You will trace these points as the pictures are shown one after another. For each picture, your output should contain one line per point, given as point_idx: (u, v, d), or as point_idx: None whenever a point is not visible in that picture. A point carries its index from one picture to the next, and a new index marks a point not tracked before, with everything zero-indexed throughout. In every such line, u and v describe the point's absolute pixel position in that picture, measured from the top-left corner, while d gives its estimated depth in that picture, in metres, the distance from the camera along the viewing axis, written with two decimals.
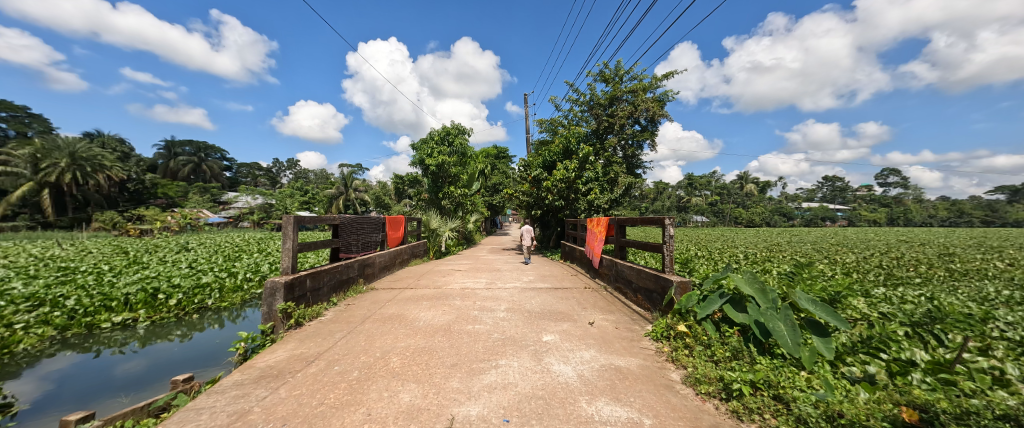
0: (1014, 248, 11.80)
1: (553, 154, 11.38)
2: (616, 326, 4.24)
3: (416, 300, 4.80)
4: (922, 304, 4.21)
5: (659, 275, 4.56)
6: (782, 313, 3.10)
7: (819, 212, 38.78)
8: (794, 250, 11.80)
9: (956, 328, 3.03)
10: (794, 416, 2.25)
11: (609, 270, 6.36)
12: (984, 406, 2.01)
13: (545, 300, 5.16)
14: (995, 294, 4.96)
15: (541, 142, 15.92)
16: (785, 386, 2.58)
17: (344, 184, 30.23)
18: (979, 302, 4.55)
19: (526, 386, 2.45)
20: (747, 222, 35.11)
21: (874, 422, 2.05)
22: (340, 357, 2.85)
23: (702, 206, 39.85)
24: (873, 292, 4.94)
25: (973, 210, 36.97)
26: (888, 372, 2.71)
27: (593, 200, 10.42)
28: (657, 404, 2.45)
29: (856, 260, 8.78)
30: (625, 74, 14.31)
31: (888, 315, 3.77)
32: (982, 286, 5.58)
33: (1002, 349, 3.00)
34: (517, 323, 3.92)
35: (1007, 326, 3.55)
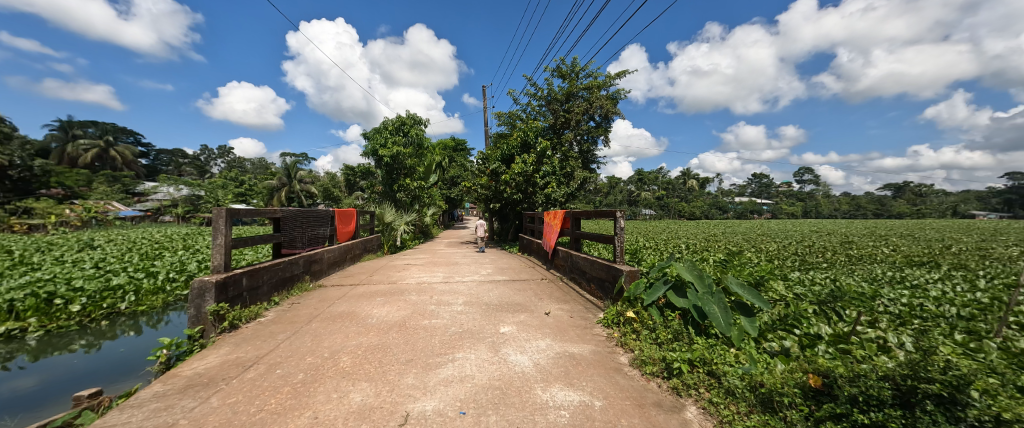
0: (896, 236, 14.04)
1: (512, 148, 11.42)
2: (571, 315, 4.39)
3: (369, 296, 4.61)
4: (828, 285, 4.85)
5: (611, 266, 4.78)
6: (716, 297, 3.39)
7: (750, 206, 42.74)
8: (728, 240, 12.97)
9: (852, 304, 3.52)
10: (724, 389, 2.51)
11: (564, 261, 6.54)
12: (872, 369, 2.35)
13: (502, 292, 5.19)
14: (881, 274, 5.86)
15: (499, 136, 15.84)
16: (718, 362, 2.84)
17: (287, 175, 28.09)
18: (870, 282, 5.34)
19: (483, 378, 2.46)
20: (690, 215, 38.03)
21: (788, 390, 2.32)
22: (283, 360, 2.67)
23: (650, 199, 42.17)
24: (790, 275, 5.60)
25: (870, 205, 42.90)
26: (799, 346, 3.10)
27: (550, 194, 10.59)
28: (607, 387, 2.58)
29: (778, 248, 9.85)
30: (581, 70, 14.59)
31: (801, 295, 4.29)
32: (872, 268, 6.57)
33: (886, 321, 3.53)
34: (475, 316, 3.90)
35: (890, 302, 4.21)
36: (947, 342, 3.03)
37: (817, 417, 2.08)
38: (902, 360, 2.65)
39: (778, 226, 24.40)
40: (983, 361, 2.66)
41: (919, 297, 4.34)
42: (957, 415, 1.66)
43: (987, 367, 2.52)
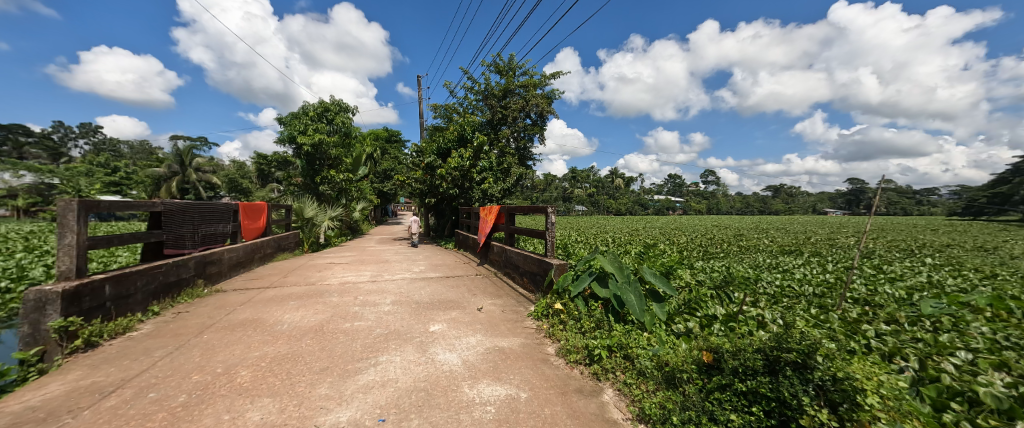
0: (777, 230, 16.71)
1: (448, 141, 11.13)
2: (504, 309, 4.45)
3: (281, 300, 4.17)
4: (725, 271, 5.61)
5: (542, 260, 4.94)
6: (633, 286, 3.71)
7: (666, 204, 47.38)
8: (647, 234, 14.24)
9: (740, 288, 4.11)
10: (637, 371, 2.78)
11: (499, 256, 6.58)
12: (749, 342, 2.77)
13: (435, 289, 5.06)
14: (763, 262, 6.95)
15: (434, 128, 15.35)
16: (632, 346, 3.11)
17: (180, 162, 24.01)
18: (755, 269, 6.30)
19: (407, 380, 2.38)
20: (617, 212, 40.87)
21: (687, 367, 2.64)
22: (161, 380, 2.29)
23: (582, 197, 44.25)
24: (696, 264, 6.37)
25: (758, 203, 50.32)
26: (699, 326, 3.54)
27: (487, 189, 10.58)
28: (534, 378, 2.68)
29: (688, 241, 11.12)
30: (518, 67, 14.73)
31: (703, 281, 4.90)
32: (757, 256, 7.77)
33: (764, 301, 4.19)
34: (403, 316, 3.75)
35: (768, 284, 5.01)
36: (805, 315, 3.72)
37: (708, 388, 2.40)
38: (773, 333, 3.17)
39: (689, 221, 27.46)
40: (829, 330, 3.32)
41: (789, 280, 5.24)
42: (807, 377, 2.04)
43: (831, 335, 3.13)
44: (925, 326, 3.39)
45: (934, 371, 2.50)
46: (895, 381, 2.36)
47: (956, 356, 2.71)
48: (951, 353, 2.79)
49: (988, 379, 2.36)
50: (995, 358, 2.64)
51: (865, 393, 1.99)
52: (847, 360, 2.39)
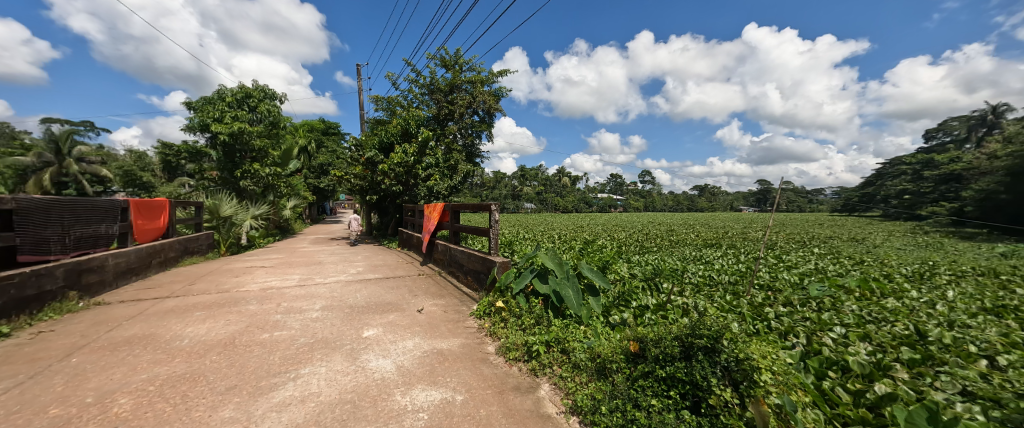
0: (704, 226, 18.39)
1: (391, 136, 10.61)
2: (445, 310, 4.35)
3: (184, 311, 3.68)
4: (657, 265, 6.04)
5: (486, 258, 4.91)
6: (571, 281, 3.83)
7: (609, 202, 49.84)
8: (591, 231, 14.84)
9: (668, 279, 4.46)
10: (572, 363, 2.91)
11: (443, 255, 6.43)
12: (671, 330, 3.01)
13: (371, 292, 4.81)
14: (691, 254, 7.63)
15: (376, 122, 14.55)
16: (569, 339, 3.24)
17: (59, 150, 20.16)
18: (684, 261, 6.88)
19: (332, 392, 2.23)
20: (564, 209, 42.10)
21: (617, 358, 2.80)
22: (7, 418, 1.89)
23: (531, 194, 44.58)
24: (633, 259, 6.80)
25: (689, 201, 54.93)
26: (632, 316, 3.79)
27: (433, 186, 10.25)
28: (471, 379, 2.66)
29: (627, 237, 11.79)
30: (465, 63, 14.47)
31: (637, 274, 5.24)
32: (685, 250, 8.49)
33: (688, 290, 4.61)
34: (333, 322, 3.51)
35: (693, 274, 5.51)
36: (721, 302, 4.14)
37: (633, 376, 2.57)
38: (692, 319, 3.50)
39: (630, 218, 29.15)
40: (739, 315, 3.73)
41: (710, 270, 5.80)
42: (715, 360, 2.27)
43: (739, 320, 3.55)
44: (813, 306, 3.95)
45: (817, 345, 2.93)
46: (786, 357, 2.74)
47: (833, 331, 3.20)
48: (830, 328, 3.29)
49: (853, 350, 2.82)
50: (861, 331, 3.16)
51: (759, 371, 2.26)
52: (748, 342, 2.70)
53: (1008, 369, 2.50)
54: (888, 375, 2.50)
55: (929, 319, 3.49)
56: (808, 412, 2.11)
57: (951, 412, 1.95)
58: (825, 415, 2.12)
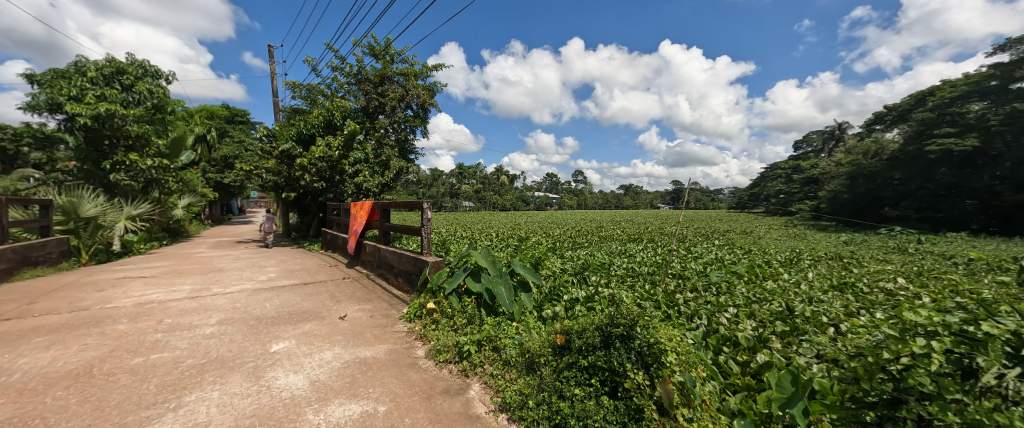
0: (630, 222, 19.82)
1: (312, 127, 9.69)
2: (371, 315, 4.08)
3: (23, 337, 2.96)
4: (587, 259, 6.38)
5: (417, 258, 4.71)
6: (503, 279, 3.83)
7: (545, 200, 51.22)
8: (527, 228, 15.12)
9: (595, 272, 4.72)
10: (503, 360, 2.94)
11: (371, 257, 6.05)
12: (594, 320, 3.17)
13: (285, 300, 4.34)
14: (617, 249, 8.17)
15: (294, 112, 13.19)
16: (500, 337, 3.26)
17: None
18: (611, 255, 7.33)
19: (226, 420, 1.96)
20: (503, 207, 42.31)
21: (545, 352, 2.88)
22: None
23: (469, 192, 43.72)
24: (565, 254, 7.07)
25: (616, 200, 59.07)
26: (562, 309, 3.94)
27: (362, 183, 9.58)
28: (397, 387, 2.53)
29: (561, 233, 12.30)
30: (396, 53, 13.76)
31: (568, 268, 5.45)
32: (613, 245, 9.08)
33: (613, 282, 4.92)
34: (234, 337, 3.10)
35: (618, 267, 5.90)
36: (641, 291, 4.50)
37: (559, 368, 2.67)
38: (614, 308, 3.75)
39: (564, 216, 30.41)
40: (655, 302, 4.08)
41: (633, 263, 6.27)
42: (630, 346, 2.45)
43: (655, 306, 3.90)
44: (713, 290, 4.49)
45: (715, 325, 3.33)
46: (691, 338, 3.07)
47: (727, 312, 3.67)
48: (725, 309, 3.76)
49: (741, 327, 3.27)
50: (748, 310, 3.68)
51: (667, 351, 2.44)
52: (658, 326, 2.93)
53: (846, 333, 3.09)
54: (766, 347, 2.96)
55: (796, 296, 4.19)
56: (705, 386, 2.44)
57: (808, 374, 2.35)
58: (719, 387, 2.49)
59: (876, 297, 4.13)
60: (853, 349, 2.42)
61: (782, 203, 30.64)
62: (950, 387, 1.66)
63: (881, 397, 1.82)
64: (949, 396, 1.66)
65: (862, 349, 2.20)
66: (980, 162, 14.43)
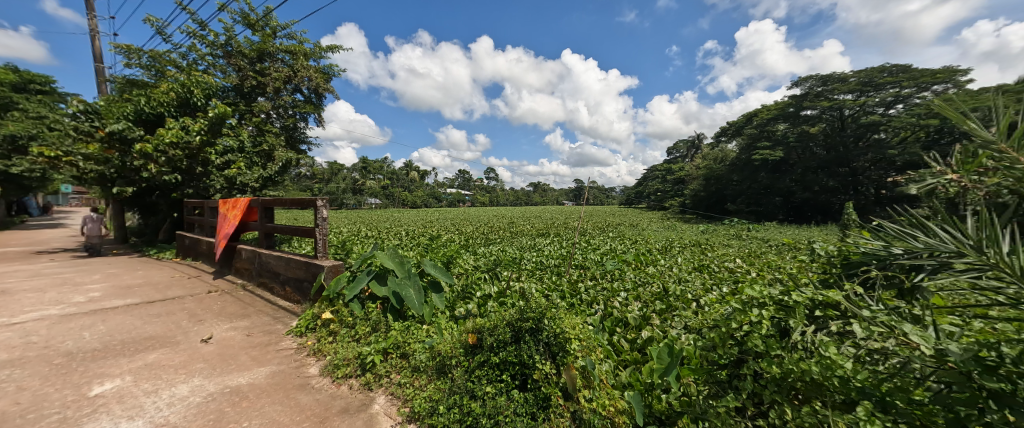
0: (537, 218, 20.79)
1: (160, 105, 7.84)
2: (249, 332, 3.46)
3: None
4: (498, 254, 6.44)
5: (309, 263, 4.14)
6: (412, 280, 3.56)
7: (457, 197, 50.64)
8: (439, 225, 14.76)
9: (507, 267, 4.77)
10: (412, 366, 2.77)
11: (249, 263, 5.15)
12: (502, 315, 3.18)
13: (120, 325, 3.41)
14: (528, 243, 8.47)
15: (131, 85, 10.50)
16: (409, 342, 3.06)
17: None
18: (522, 250, 7.56)
19: None
20: (413, 204, 40.70)
21: (456, 354, 2.79)
22: None
23: (376, 189, 39.28)
24: (477, 251, 7.04)
25: (526, 196, 61.53)
26: (478, 306, 3.90)
27: (235, 177, 7.98)
28: (280, 415, 2.19)
29: (472, 230, 12.30)
30: (279, 26, 11.98)
31: (480, 264, 5.41)
32: (523, 240, 9.37)
33: (523, 276, 5.05)
34: (30, 384, 2.31)
35: (527, 261, 6.09)
36: (549, 282, 4.70)
37: (471, 367, 2.60)
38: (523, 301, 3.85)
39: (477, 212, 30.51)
40: (560, 292, 4.30)
41: (541, 256, 6.54)
42: (539, 338, 2.52)
43: (561, 296, 4.12)
44: (608, 277, 4.94)
45: (611, 309, 3.64)
46: (593, 323, 3.29)
47: (619, 296, 4.04)
48: (618, 294, 4.14)
49: (630, 308, 3.64)
50: (635, 293, 4.13)
51: (572, 339, 2.56)
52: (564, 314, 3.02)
53: (704, 306, 3.71)
54: (649, 325, 3.33)
55: (670, 278, 4.87)
56: (602, 366, 2.60)
57: (683, 345, 2.71)
58: (613, 364, 2.69)
59: (724, 275, 5.07)
60: (709, 319, 2.83)
61: (661, 200, 35.49)
62: (774, 345, 1.90)
63: (730, 358, 2.07)
64: (771, 353, 1.94)
65: (720, 319, 2.44)
66: (783, 168, 19.05)
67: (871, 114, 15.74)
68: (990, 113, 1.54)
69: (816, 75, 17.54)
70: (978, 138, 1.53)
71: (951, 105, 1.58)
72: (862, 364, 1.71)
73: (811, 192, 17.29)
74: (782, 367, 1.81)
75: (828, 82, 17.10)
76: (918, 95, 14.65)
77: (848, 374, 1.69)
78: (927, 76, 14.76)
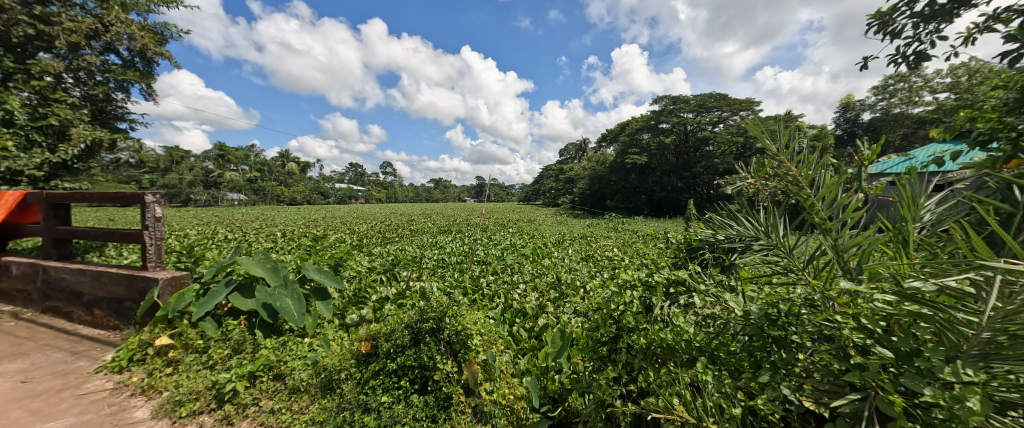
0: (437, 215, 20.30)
1: None
2: (28, 377, 2.51)
3: None
4: (395, 254, 6.03)
5: (134, 276, 3.21)
6: (290, 289, 3.03)
7: (347, 193, 46.17)
8: (325, 224, 13.22)
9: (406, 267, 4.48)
10: (288, 388, 2.39)
11: (27, 282, 3.73)
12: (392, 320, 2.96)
13: None
14: (428, 241, 8.19)
15: None
16: (285, 360, 2.64)
17: None
18: (422, 248, 7.24)
19: None
20: (291, 201, 35.67)
21: (345, 369, 2.50)
22: None
23: (240, 182, 32.75)
24: (373, 251, 6.49)
25: (425, 192, 59.39)
26: (373, 310, 3.58)
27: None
28: None
29: (366, 229, 11.36)
30: None
31: (374, 266, 4.97)
32: (423, 237, 9.01)
33: (422, 275, 4.82)
34: None
35: (428, 259, 5.86)
36: (450, 280, 4.59)
37: (364, 379, 2.39)
38: (422, 301, 3.67)
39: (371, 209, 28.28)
40: (462, 289, 4.23)
41: (442, 254, 6.35)
42: (439, 338, 2.44)
43: (463, 293, 4.07)
44: (508, 271, 5.06)
45: (511, 301, 3.74)
46: (494, 317, 3.32)
47: (518, 288, 4.17)
48: (517, 286, 4.28)
49: (527, 299, 3.78)
50: (533, 284, 4.33)
51: (474, 334, 2.53)
52: (464, 310, 2.96)
53: (590, 291, 4.09)
54: (545, 313, 3.52)
55: (562, 267, 5.26)
56: (502, 357, 2.62)
57: (572, 328, 2.95)
58: (512, 354, 2.74)
59: (607, 262, 5.71)
60: (594, 302, 3.10)
61: (553, 198, 38.21)
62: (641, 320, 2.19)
63: (609, 335, 2.29)
64: (639, 327, 2.24)
65: (602, 301, 2.72)
66: (647, 171, 22.42)
67: (703, 130, 19.81)
68: (774, 135, 1.95)
69: (668, 95, 20.94)
70: (768, 152, 1.92)
71: (754, 127, 1.94)
72: (700, 326, 2.07)
73: (666, 191, 20.73)
74: (647, 338, 2.10)
75: (676, 101, 20.63)
76: (732, 118, 19.15)
77: (691, 337, 2.05)
78: (737, 104, 19.16)
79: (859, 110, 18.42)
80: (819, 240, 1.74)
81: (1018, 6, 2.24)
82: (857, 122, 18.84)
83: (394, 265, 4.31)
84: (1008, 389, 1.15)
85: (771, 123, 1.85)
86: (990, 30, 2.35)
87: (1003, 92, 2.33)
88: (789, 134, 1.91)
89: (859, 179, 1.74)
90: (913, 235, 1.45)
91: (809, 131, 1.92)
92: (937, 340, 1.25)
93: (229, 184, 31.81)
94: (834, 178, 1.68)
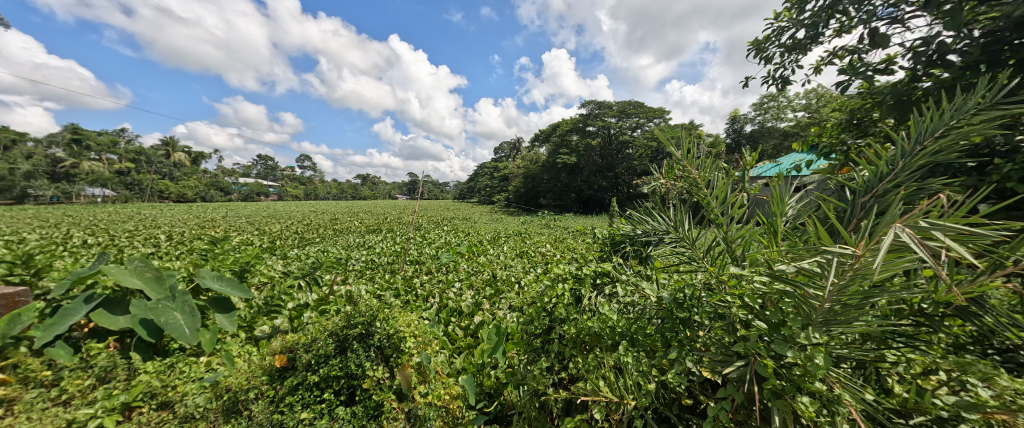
0: (363, 213, 19.10)
1: None
2: None
3: None
4: (317, 256, 5.59)
5: None
6: (178, 301, 2.65)
7: (255, 189, 40.94)
8: (227, 225, 11.68)
9: (329, 270, 4.16)
10: (180, 416, 2.09)
11: None
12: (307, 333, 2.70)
13: None
14: (354, 241, 7.73)
15: None
16: (176, 384, 2.33)
17: None
18: (347, 249, 6.79)
19: None
20: (179, 198, 30.36)
21: (253, 387, 2.27)
22: None
23: (106, 175, 26.60)
24: (289, 254, 5.94)
25: (351, 189, 55.22)
26: (289, 319, 3.30)
27: None
28: None
29: (279, 229, 10.26)
30: None
31: (291, 270, 4.54)
32: (348, 237, 8.45)
33: (347, 277, 4.53)
34: None
35: (355, 261, 5.51)
36: (381, 281, 4.39)
37: (281, 395, 2.22)
38: (348, 307, 3.46)
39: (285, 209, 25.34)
40: (394, 290, 4.08)
41: (371, 254, 6.04)
42: (369, 343, 2.36)
43: (394, 295, 3.92)
44: (443, 270, 5.00)
45: (446, 301, 3.71)
46: (430, 317, 3.26)
47: (454, 287, 4.15)
48: (452, 285, 4.25)
49: (463, 298, 3.78)
50: (468, 282, 4.34)
51: (407, 337, 2.46)
52: (396, 312, 2.85)
53: (523, 285, 4.22)
54: (480, 311, 3.57)
55: (497, 265, 5.33)
56: (436, 357, 2.61)
57: (504, 324, 3.05)
58: (447, 354, 2.74)
59: (539, 258, 5.93)
60: (527, 297, 3.23)
61: (488, 195, 38.32)
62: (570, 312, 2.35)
63: (542, 328, 2.43)
64: (569, 317, 2.39)
65: (535, 296, 2.84)
66: (575, 171, 23.59)
67: (624, 134, 21.46)
68: (680, 142, 2.21)
69: (593, 100, 22.33)
70: (674, 157, 2.18)
71: (664, 134, 2.17)
72: (622, 313, 2.26)
73: (592, 190, 22.00)
74: (576, 327, 2.26)
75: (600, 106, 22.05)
76: (647, 125, 21.05)
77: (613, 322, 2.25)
78: (652, 112, 21.15)
79: (744, 122, 21.59)
80: (714, 233, 2.03)
81: (849, 47, 2.86)
82: (742, 132, 22.06)
83: (315, 269, 3.97)
84: (841, 347, 1.48)
85: (675, 132, 2.11)
86: (831, 63, 2.95)
87: (840, 113, 2.94)
88: (690, 141, 2.19)
89: (742, 181, 2.06)
90: (780, 227, 1.76)
91: (705, 139, 2.21)
92: (796, 312, 1.56)
93: (88, 177, 25.74)
94: (724, 181, 1.97)
